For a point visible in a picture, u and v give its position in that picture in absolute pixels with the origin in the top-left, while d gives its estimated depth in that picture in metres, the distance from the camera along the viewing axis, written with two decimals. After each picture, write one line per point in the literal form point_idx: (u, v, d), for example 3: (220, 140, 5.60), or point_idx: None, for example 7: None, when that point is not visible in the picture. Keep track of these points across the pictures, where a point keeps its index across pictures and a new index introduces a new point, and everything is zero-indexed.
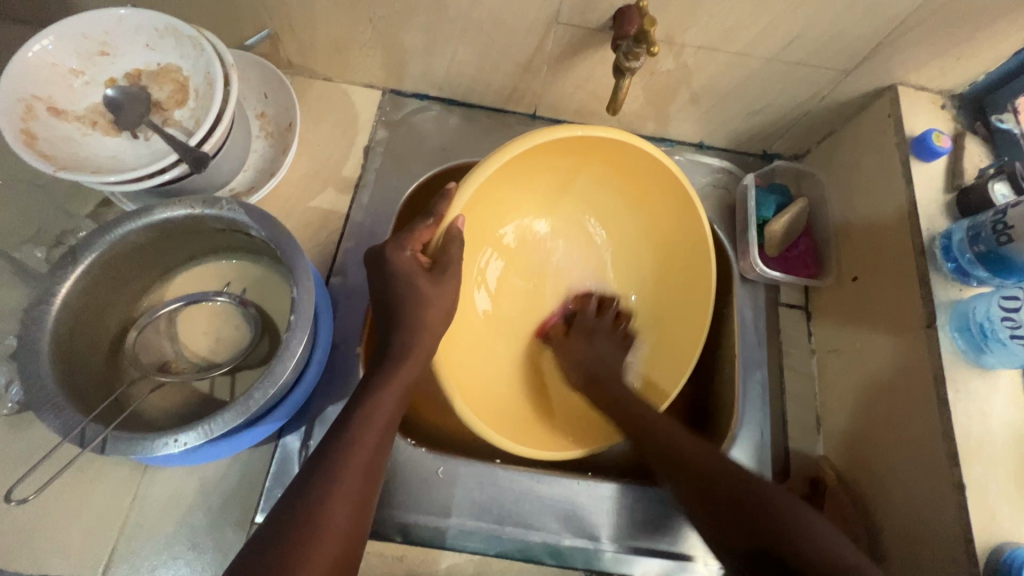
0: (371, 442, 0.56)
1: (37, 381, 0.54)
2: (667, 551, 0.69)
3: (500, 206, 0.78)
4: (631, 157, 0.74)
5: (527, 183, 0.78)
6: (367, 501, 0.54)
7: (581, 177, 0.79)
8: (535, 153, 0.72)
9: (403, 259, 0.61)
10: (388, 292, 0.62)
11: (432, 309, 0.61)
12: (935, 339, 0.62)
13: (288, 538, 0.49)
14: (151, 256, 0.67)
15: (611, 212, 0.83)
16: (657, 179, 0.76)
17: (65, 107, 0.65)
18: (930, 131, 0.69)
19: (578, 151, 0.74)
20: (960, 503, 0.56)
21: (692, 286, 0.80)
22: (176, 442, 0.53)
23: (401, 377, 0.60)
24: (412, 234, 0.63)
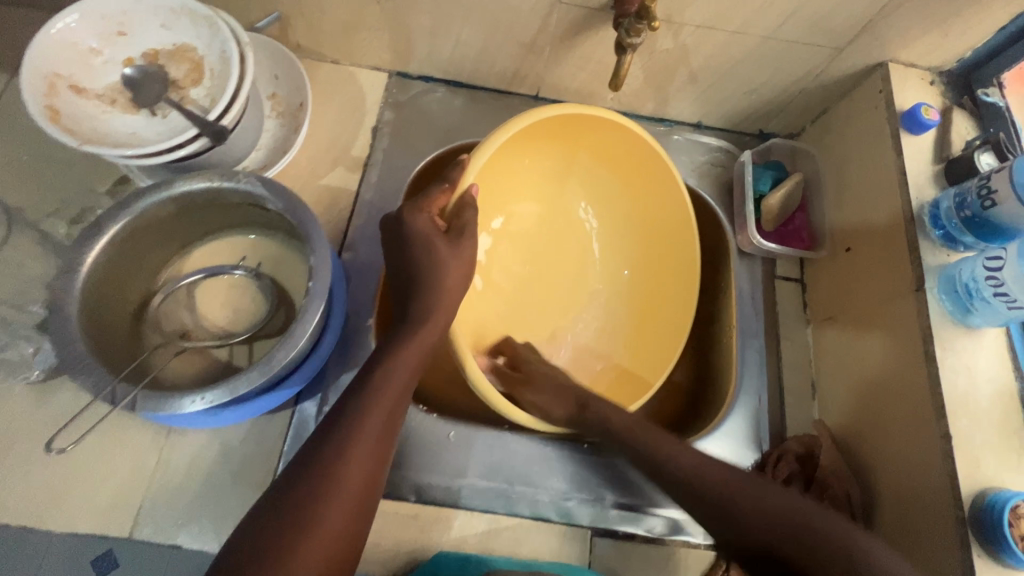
0: (387, 402, 0.58)
1: (68, 344, 0.56)
2: (669, 510, 0.72)
3: (501, 187, 0.79)
4: (609, 135, 0.76)
5: (527, 166, 0.80)
6: (382, 459, 0.56)
7: (567, 163, 0.81)
8: (540, 131, 0.75)
9: (422, 220, 0.63)
10: (407, 254, 0.63)
11: (450, 270, 0.63)
12: (924, 301, 0.65)
13: (305, 485, 0.51)
14: (170, 230, 0.69)
15: (605, 197, 0.85)
16: (647, 159, 0.78)
17: (87, 86, 0.67)
18: (919, 105, 0.72)
19: (568, 134, 0.77)
20: (947, 453, 0.59)
21: (680, 264, 0.82)
22: (203, 399, 0.56)
23: (418, 341, 0.61)
24: (428, 197, 0.65)
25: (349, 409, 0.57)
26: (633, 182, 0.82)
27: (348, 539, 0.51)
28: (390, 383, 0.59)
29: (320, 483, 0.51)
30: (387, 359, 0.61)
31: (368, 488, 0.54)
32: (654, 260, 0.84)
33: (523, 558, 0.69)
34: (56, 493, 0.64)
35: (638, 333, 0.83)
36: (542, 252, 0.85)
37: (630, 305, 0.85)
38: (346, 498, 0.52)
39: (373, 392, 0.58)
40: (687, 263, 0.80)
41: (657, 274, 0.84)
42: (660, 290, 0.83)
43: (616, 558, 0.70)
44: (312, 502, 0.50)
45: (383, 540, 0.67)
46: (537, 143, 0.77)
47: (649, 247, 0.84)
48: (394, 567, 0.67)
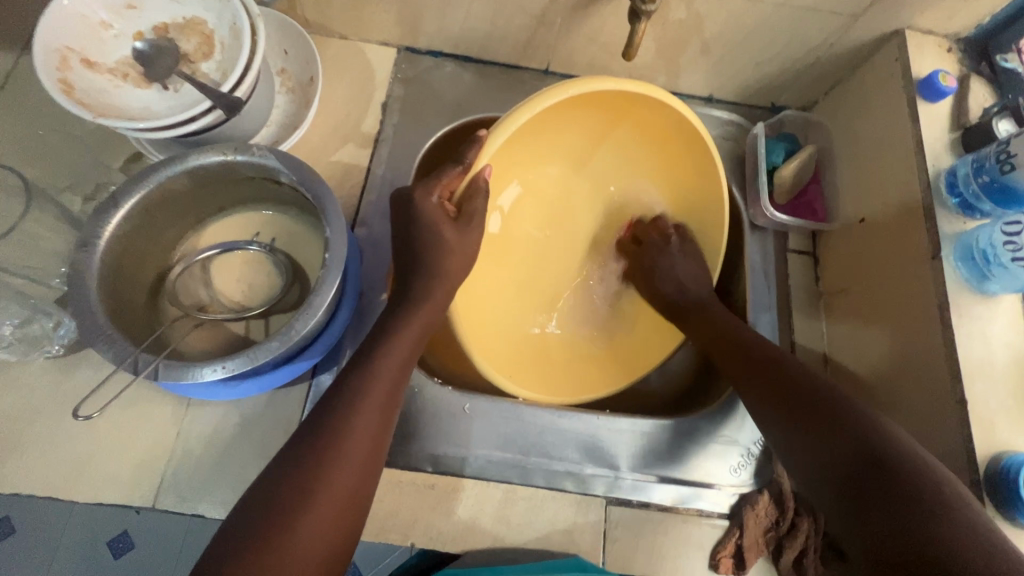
0: (388, 376, 0.59)
1: (90, 315, 0.57)
2: (684, 478, 0.73)
3: (528, 153, 0.73)
4: (664, 118, 0.70)
5: (563, 133, 0.73)
6: (385, 430, 0.57)
7: (610, 139, 0.75)
8: (582, 101, 0.68)
9: (430, 206, 0.62)
10: (416, 238, 0.63)
11: (454, 256, 0.63)
12: (940, 269, 0.65)
13: (315, 452, 0.52)
14: (185, 204, 0.70)
15: (637, 177, 0.80)
16: (689, 149, 0.73)
17: (98, 59, 0.66)
18: (936, 72, 0.71)
19: (617, 109, 0.71)
20: (962, 417, 0.60)
21: (704, 247, 0.80)
22: (222, 368, 0.57)
23: (422, 316, 0.62)
24: (441, 177, 0.63)
25: (353, 384, 0.57)
26: (668, 167, 0.77)
27: (349, 513, 0.52)
28: (391, 357, 0.60)
29: (326, 456, 0.52)
30: (389, 335, 0.61)
31: (369, 462, 0.55)
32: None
33: (538, 527, 0.70)
34: (79, 465, 0.65)
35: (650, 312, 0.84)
36: (558, 220, 0.81)
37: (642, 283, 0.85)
38: (348, 473, 0.53)
39: (375, 367, 0.59)
40: (710, 246, 0.79)
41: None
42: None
43: (629, 528, 0.71)
44: (311, 477, 0.51)
45: (402, 509, 0.68)
46: (578, 116, 0.71)
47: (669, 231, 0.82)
48: (412, 535, 0.68)
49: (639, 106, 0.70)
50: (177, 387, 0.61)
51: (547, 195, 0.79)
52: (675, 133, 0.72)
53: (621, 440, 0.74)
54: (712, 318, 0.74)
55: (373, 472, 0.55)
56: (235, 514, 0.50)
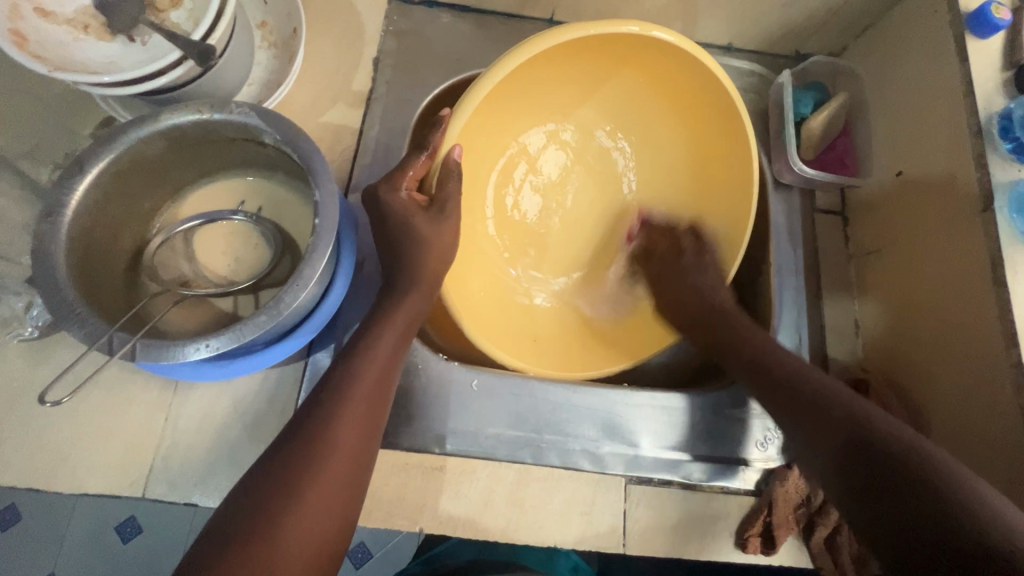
0: (385, 349, 0.57)
1: (58, 292, 0.51)
2: (715, 456, 0.69)
3: (513, 120, 0.74)
4: (658, 56, 0.67)
5: (549, 95, 0.73)
6: (377, 419, 0.54)
7: (600, 89, 0.74)
8: (560, 56, 0.66)
9: (399, 201, 0.60)
10: (394, 235, 0.61)
11: (431, 244, 0.60)
12: (992, 221, 0.59)
13: (298, 442, 0.49)
14: (161, 171, 0.63)
15: (644, 122, 0.77)
16: (701, 84, 0.67)
17: (54, 9, 0.60)
18: (988, 2, 0.64)
19: (605, 56, 0.68)
20: (1018, 382, 0.54)
21: (723, 208, 0.73)
22: (206, 347, 0.51)
23: (419, 296, 0.60)
24: (404, 169, 0.61)
25: (351, 360, 0.55)
26: (677, 107, 0.73)
27: (344, 496, 0.49)
28: (389, 329, 0.58)
29: (312, 447, 0.49)
30: (386, 308, 0.60)
31: (362, 439, 0.52)
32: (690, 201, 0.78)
33: (554, 509, 0.65)
34: (61, 452, 0.61)
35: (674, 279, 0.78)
36: (561, 184, 0.80)
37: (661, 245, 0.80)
38: (335, 465, 0.49)
39: (371, 339, 0.57)
40: (736, 200, 0.71)
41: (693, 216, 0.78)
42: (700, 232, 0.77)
43: (651, 506, 0.67)
44: (296, 471, 0.47)
45: (408, 493, 0.64)
46: (561, 68, 0.69)
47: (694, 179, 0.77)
48: (421, 520, 0.64)
49: (629, 48, 0.67)
50: (160, 368, 0.56)
51: (551, 160, 0.79)
52: (679, 72, 0.68)
53: (643, 417, 0.69)
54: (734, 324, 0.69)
55: (366, 452, 0.52)
56: (229, 494, 0.47)
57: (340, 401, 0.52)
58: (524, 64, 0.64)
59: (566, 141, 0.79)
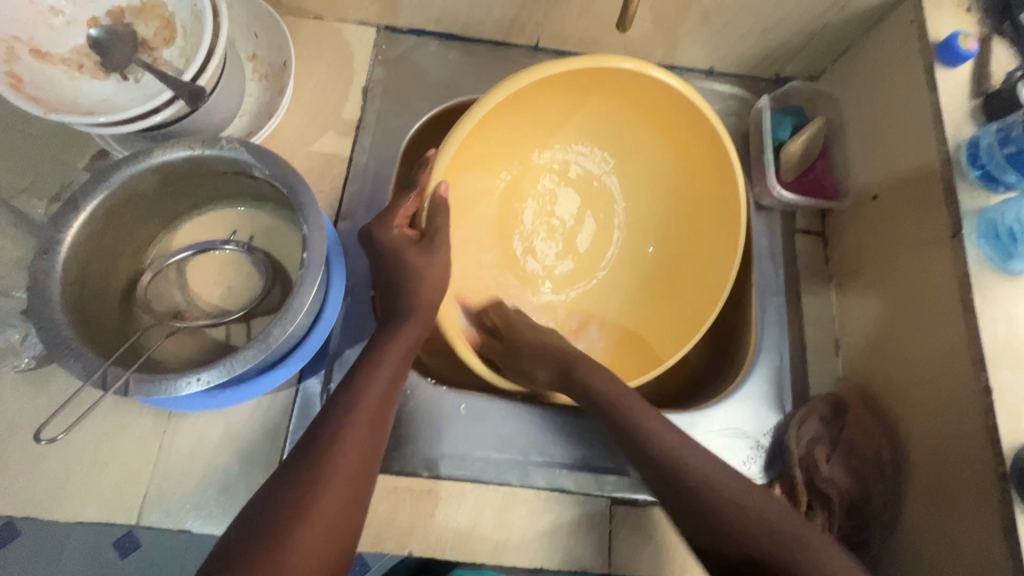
0: (386, 375, 0.59)
1: (53, 329, 0.53)
2: (575, 469, 0.69)
3: (493, 156, 0.76)
4: (639, 85, 0.71)
5: (527, 129, 0.76)
6: (376, 446, 0.56)
7: (581, 117, 0.77)
8: (534, 92, 0.70)
9: (391, 236, 0.63)
10: (387, 269, 0.64)
11: (425, 277, 0.62)
12: (961, 246, 0.61)
13: (304, 469, 0.51)
14: (154, 205, 0.65)
15: (619, 144, 0.80)
16: (681, 109, 0.72)
17: (49, 50, 0.62)
18: (956, 33, 0.66)
19: (585, 86, 0.72)
20: (987, 406, 0.56)
21: (714, 229, 0.76)
22: (198, 381, 0.52)
23: (413, 324, 0.62)
24: (396, 209, 0.65)
25: (349, 386, 0.57)
26: (658, 125, 0.76)
27: (346, 519, 0.50)
28: (387, 357, 0.60)
29: (315, 473, 0.50)
30: (383, 340, 0.61)
31: (364, 464, 0.54)
32: (682, 215, 0.80)
33: (541, 531, 0.67)
34: (57, 481, 0.62)
35: (677, 295, 0.79)
36: (551, 214, 0.81)
37: (656, 261, 0.81)
38: (336, 490, 0.50)
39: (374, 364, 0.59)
40: (728, 218, 0.73)
41: (683, 230, 0.80)
42: (692, 250, 0.79)
43: (636, 525, 0.68)
44: (300, 497, 0.49)
45: (398, 517, 0.65)
46: (544, 99, 0.73)
47: (682, 192, 0.79)
48: (410, 543, 0.65)
49: (608, 78, 0.71)
50: (155, 401, 0.58)
51: (542, 192, 0.81)
52: (658, 97, 0.73)
53: (541, 433, 0.70)
54: (595, 383, 0.64)
55: (368, 476, 0.54)
56: (231, 525, 0.48)
57: (339, 428, 0.54)
58: (513, 96, 0.69)
59: (553, 169, 0.81)
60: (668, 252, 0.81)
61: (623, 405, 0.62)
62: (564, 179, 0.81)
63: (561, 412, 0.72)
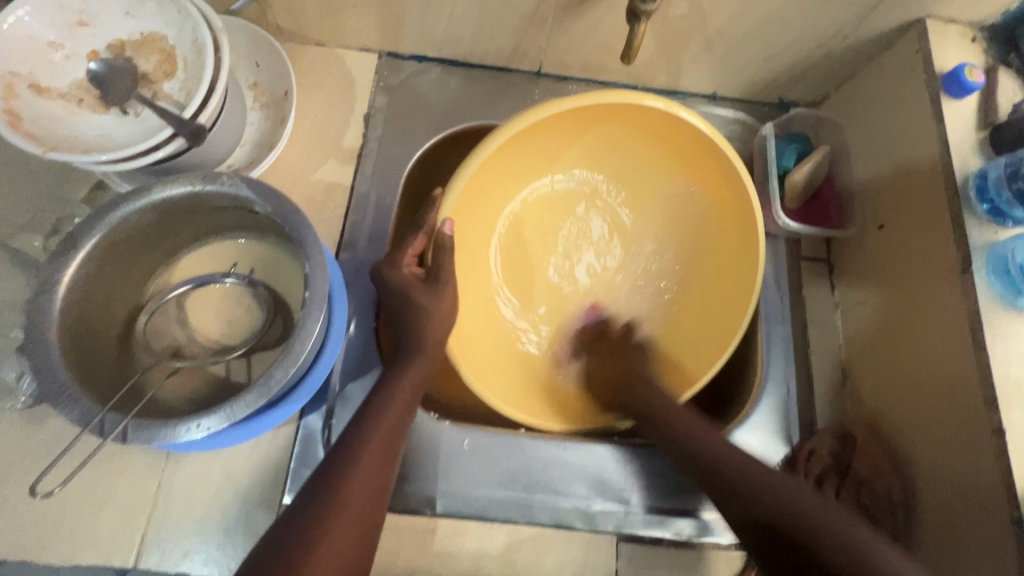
0: (396, 412, 0.59)
1: (50, 372, 0.52)
2: (597, 505, 0.68)
3: (503, 189, 0.76)
4: (653, 116, 0.70)
5: (536, 161, 0.76)
6: (384, 485, 0.55)
7: (596, 142, 0.76)
8: (544, 128, 0.70)
9: (399, 275, 0.65)
10: (394, 305, 0.65)
11: (433, 313, 0.64)
12: (971, 282, 0.60)
13: (316, 508, 0.50)
14: (153, 240, 0.64)
15: (635, 171, 0.79)
16: (696, 141, 0.70)
17: (48, 84, 0.61)
18: (961, 65, 0.66)
19: (599, 115, 0.71)
20: (999, 448, 0.55)
21: (731, 259, 0.75)
22: (198, 427, 0.51)
23: (424, 360, 0.63)
24: (404, 245, 0.67)
25: (361, 423, 0.57)
26: (674, 154, 0.75)
27: (354, 560, 0.49)
28: (397, 394, 0.60)
29: (326, 511, 0.50)
30: (393, 379, 0.62)
31: (372, 504, 0.53)
32: (700, 241, 0.78)
33: (546, 568, 0.66)
34: (52, 523, 0.61)
35: (695, 323, 0.77)
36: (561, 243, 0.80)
37: (671, 285, 0.80)
38: (345, 530, 0.50)
39: (384, 400, 0.59)
40: (750, 246, 0.71)
41: (700, 256, 0.79)
42: (709, 274, 0.78)
43: (643, 563, 0.67)
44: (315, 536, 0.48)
45: (401, 557, 0.64)
46: (556, 129, 0.72)
47: (700, 218, 0.78)
48: None
49: (621, 109, 0.70)
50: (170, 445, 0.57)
51: (554, 222, 0.80)
52: (673, 129, 0.71)
53: (564, 469, 0.69)
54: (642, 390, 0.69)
55: (376, 516, 0.53)
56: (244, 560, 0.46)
57: (352, 464, 0.53)
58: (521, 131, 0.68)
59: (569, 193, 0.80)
60: (683, 277, 0.80)
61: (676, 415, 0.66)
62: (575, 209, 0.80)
63: (588, 446, 0.70)
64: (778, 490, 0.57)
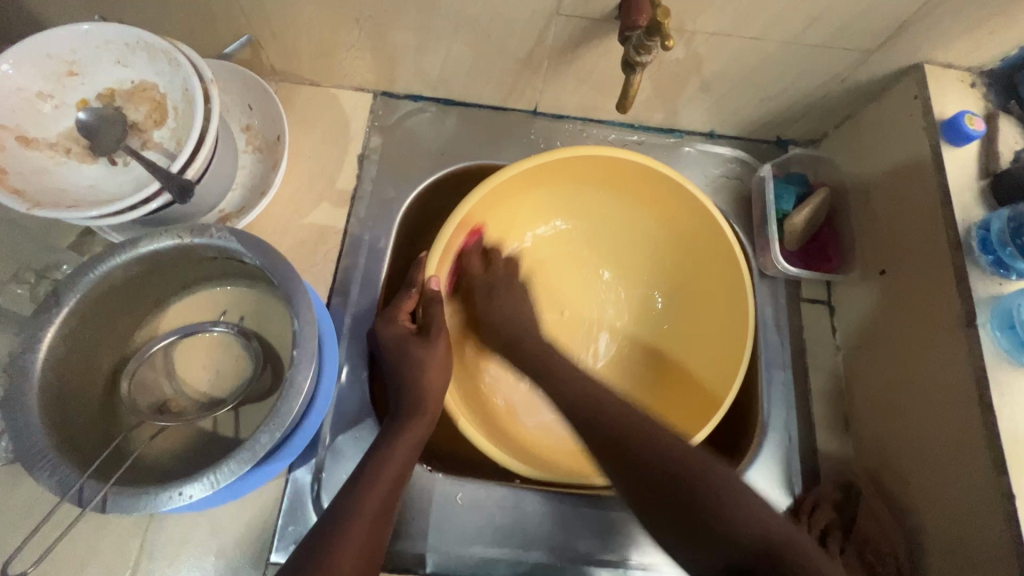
0: (392, 473, 0.57)
1: (29, 437, 0.51)
2: (595, 564, 0.66)
3: (489, 249, 0.81)
4: (617, 169, 0.77)
5: (517, 220, 0.82)
6: (379, 550, 0.54)
7: (569, 200, 0.82)
8: (512, 189, 0.77)
9: (392, 331, 0.67)
10: (392, 366, 0.66)
11: (429, 366, 0.65)
12: (975, 337, 0.59)
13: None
14: (139, 292, 0.63)
15: (610, 224, 0.84)
16: (664, 187, 0.77)
17: (36, 135, 0.60)
18: (961, 113, 0.65)
19: (570, 173, 0.78)
20: (1009, 514, 0.53)
21: (724, 305, 0.77)
22: (181, 496, 0.50)
23: (422, 418, 0.62)
24: (398, 306, 0.69)
25: (356, 487, 0.56)
26: (643, 203, 0.81)
27: None
28: (396, 452, 0.59)
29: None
30: (394, 435, 0.61)
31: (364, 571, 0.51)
32: (688, 285, 0.82)
33: None
34: None
35: (686, 369, 0.80)
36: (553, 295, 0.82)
37: (664, 328, 0.82)
38: None
39: (382, 460, 0.58)
40: (736, 282, 0.74)
41: (692, 298, 0.81)
42: (699, 316, 0.80)
43: None
44: None
45: None
46: (531, 188, 0.79)
47: (685, 260, 0.82)
48: None
49: (589, 164, 0.77)
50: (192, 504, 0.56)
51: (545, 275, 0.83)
52: (639, 178, 0.78)
53: (561, 524, 0.67)
54: (566, 388, 0.65)
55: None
56: None
57: (343, 533, 0.52)
58: (497, 189, 0.74)
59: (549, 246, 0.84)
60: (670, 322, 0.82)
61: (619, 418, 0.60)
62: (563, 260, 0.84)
63: (588, 498, 0.69)
64: (716, 486, 0.54)
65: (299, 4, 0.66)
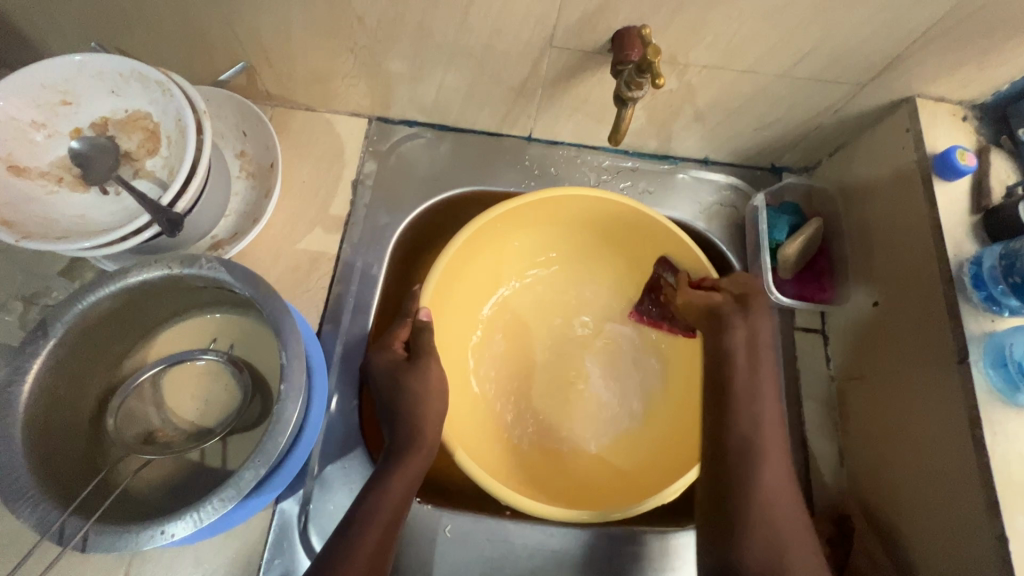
0: (385, 517, 0.56)
1: (9, 473, 0.50)
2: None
3: (483, 283, 0.83)
4: (596, 210, 0.79)
5: (507, 257, 0.84)
6: None
7: (555, 239, 0.84)
8: (501, 227, 0.78)
9: (382, 357, 0.66)
10: (384, 393, 0.65)
11: (421, 396, 0.64)
12: (969, 376, 0.58)
13: None
14: (127, 321, 0.63)
15: (593, 259, 0.86)
16: (639, 224, 0.79)
17: (28, 164, 0.61)
18: (954, 147, 0.65)
19: (554, 212, 0.79)
20: (1002, 556, 0.53)
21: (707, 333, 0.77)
22: (163, 534, 0.49)
23: (416, 459, 0.61)
24: (393, 334, 0.69)
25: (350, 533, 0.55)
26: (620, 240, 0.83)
27: None
28: (389, 496, 0.58)
29: None
30: (386, 475, 0.60)
31: None
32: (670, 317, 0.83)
33: None
34: None
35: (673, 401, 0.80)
36: (538, 329, 0.84)
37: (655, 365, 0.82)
38: None
39: (376, 501, 0.57)
40: None
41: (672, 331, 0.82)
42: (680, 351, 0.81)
43: None
44: None
45: None
46: (521, 229, 0.80)
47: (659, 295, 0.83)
48: None
49: (570, 204, 0.78)
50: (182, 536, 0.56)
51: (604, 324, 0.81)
52: (615, 216, 0.79)
53: (551, 560, 0.67)
54: (755, 326, 0.67)
55: None
56: None
57: None
58: (485, 229, 0.76)
59: (541, 279, 0.86)
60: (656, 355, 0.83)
61: (751, 362, 0.65)
62: (557, 294, 0.85)
63: (580, 533, 0.68)
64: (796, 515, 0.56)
65: (293, 34, 0.67)
